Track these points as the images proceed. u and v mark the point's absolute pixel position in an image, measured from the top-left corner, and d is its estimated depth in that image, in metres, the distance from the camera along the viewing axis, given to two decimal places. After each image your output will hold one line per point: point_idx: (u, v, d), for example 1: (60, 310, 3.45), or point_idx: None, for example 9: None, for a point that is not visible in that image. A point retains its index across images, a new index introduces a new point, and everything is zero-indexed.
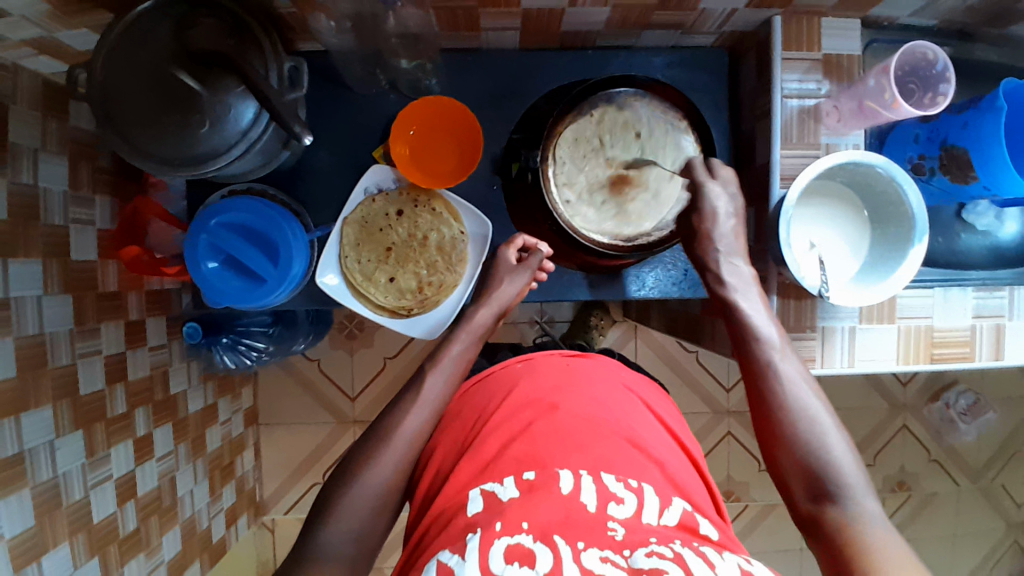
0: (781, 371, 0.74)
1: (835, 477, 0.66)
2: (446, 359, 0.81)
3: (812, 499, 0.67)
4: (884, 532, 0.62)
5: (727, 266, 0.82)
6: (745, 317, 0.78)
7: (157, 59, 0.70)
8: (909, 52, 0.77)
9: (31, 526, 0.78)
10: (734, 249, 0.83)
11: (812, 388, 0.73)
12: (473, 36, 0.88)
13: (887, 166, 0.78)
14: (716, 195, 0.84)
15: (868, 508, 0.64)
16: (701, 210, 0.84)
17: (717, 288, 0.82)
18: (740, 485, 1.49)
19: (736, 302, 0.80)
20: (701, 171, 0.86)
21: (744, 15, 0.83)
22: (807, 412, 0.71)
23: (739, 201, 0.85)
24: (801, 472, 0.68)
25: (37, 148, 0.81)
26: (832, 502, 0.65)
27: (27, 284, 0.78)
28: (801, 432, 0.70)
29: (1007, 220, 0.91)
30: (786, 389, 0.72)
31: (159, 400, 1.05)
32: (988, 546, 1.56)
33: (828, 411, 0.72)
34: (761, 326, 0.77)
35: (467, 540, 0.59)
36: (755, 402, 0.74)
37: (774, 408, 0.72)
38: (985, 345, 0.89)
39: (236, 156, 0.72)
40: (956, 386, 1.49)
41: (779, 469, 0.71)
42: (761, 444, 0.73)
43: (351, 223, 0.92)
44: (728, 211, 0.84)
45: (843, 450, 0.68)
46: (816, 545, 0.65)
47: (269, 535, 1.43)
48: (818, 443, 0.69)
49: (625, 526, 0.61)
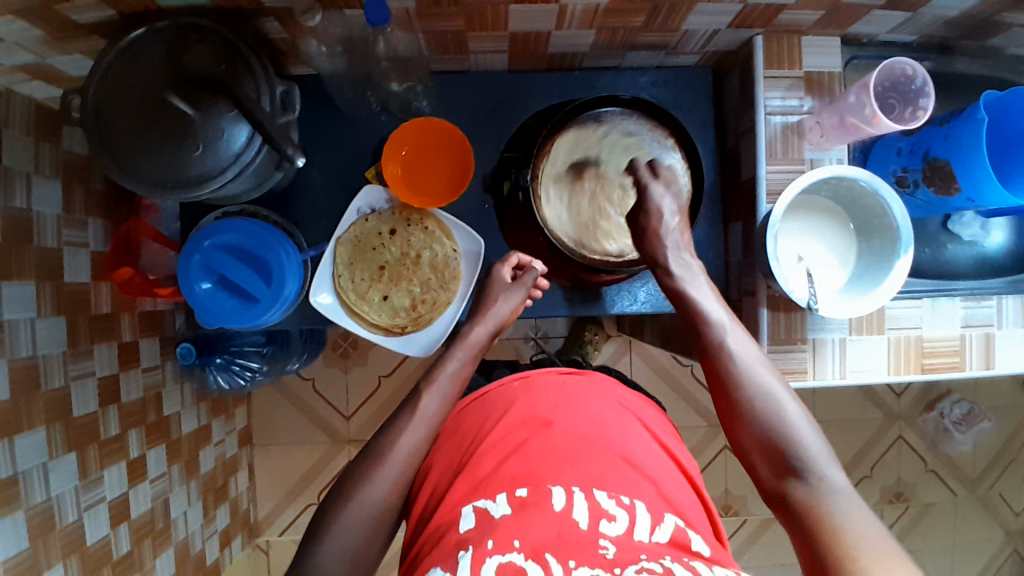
0: (734, 352, 0.76)
1: (795, 450, 0.69)
2: (441, 377, 0.82)
3: (775, 474, 0.69)
4: (843, 496, 0.64)
5: (675, 259, 0.84)
6: (698, 304, 0.81)
7: (151, 86, 0.71)
8: (889, 67, 0.78)
9: (24, 548, 0.78)
10: (681, 244, 0.85)
11: (767, 366, 0.75)
12: (461, 58, 0.90)
13: (870, 180, 0.79)
14: (660, 194, 0.86)
15: (830, 476, 0.67)
16: (647, 209, 0.85)
17: (666, 280, 0.84)
18: (738, 499, 1.49)
19: (688, 293, 0.82)
20: (644, 171, 0.87)
21: (726, 35, 0.84)
22: (762, 390, 0.73)
23: (682, 198, 0.87)
24: (764, 449, 0.70)
25: (31, 172, 0.82)
26: (793, 474, 0.68)
27: (21, 306, 0.78)
28: (760, 411, 0.72)
29: (992, 230, 0.93)
30: (741, 369, 0.75)
31: (153, 421, 1.05)
32: (987, 556, 1.56)
33: (783, 386, 0.74)
34: (710, 311, 0.80)
35: (458, 557, 0.60)
36: (716, 387, 0.77)
37: (732, 390, 0.74)
38: (975, 354, 0.90)
39: (230, 178, 0.73)
40: (949, 395, 1.50)
41: (744, 450, 0.73)
42: (725, 427, 0.76)
43: (344, 243, 0.92)
44: (672, 209, 0.85)
45: (801, 423, 0.71)
46: (783, 516, 0.67)
47: (264, 557, 1.42)
48: (778, 420, 0.71)
49: (616, 543, 0.61)
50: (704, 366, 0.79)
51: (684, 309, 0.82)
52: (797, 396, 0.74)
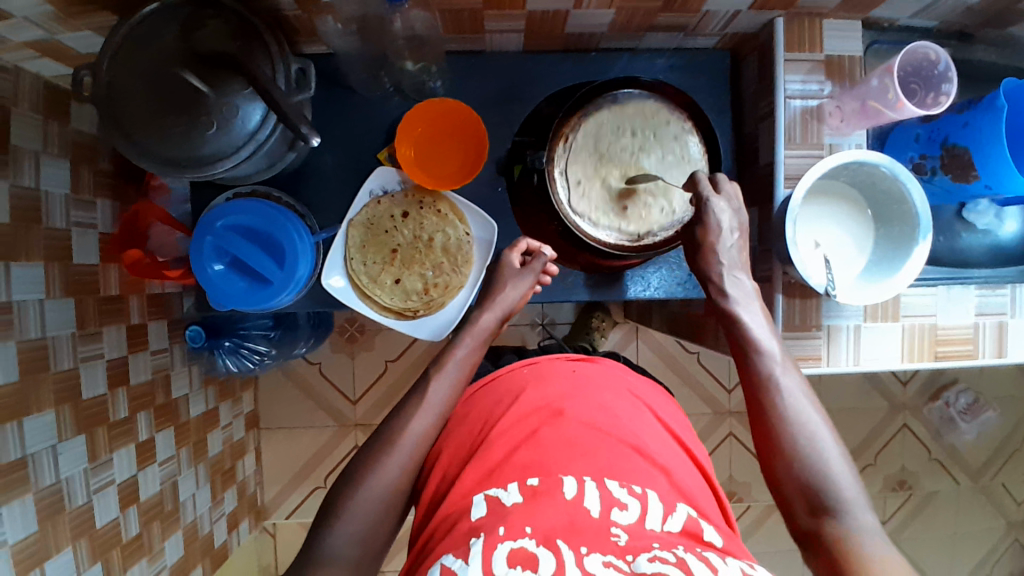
0: (781, 384, 0.75)
1: (833, 491, 0.68)
2: (450, 362, 0.82)
3: (810, 512, 0.68)
4: (882, 549, 0.63)
5: (730, 280, 0.82)
6: (747, 329, 0.79)
7: (163, 60, 0.69)
8: (911, 51, 0.78)
9: (33, 531, 0.78)
10: (736, 263, 0.83)
11: (811, 400, 0.74)
12: (477, 38, 0.88)
13: (891, 165, 0.78)
14: (721, 209, 0.82)
15: (865, 521, 0.66)
16: (705, 223, 0.82)
17: (719, 299, 0.82)
18: (742, 486, 1.50)
19: (739, 315, 0.80)
20: (708, 184, 0.83)
21: (746, 17, 0.83)
22: (806, 427, 0.72)
23: (744, 214, 0.83)
24: (801, 486, 0.69)
25: (38, 151, 0.81)
26: (829, 515, 0.67)
27: (30, 287, 0.78)
28: (799, 444, 0.71)
29: (1007, 218, 0.91)
30: (787, 402, 0.73)
31: (161, 404, 1.05)
32: (989, 545, 1.56)
33: (825, 425, 0.73)
34: (760, 337, 0.78)
35: (470, 545, 0.59)
36: (754, 413, 0.76)
37: (775, 422, 0.73)
38: (988, 342, 0.90)
39: (244, 157, 0.72)
40: (955, 385, 1.49)
41: (777, 483, 0.71)
42: (760, 458, 0.74)
43: (356, 225, 0.92)
44: (731, 226, 0.82)
45: (840, 464, 0.70)
46: (813, 556, 0.67)
47: (271, 540, 1.42)
48: (815, 457, 0.70)
49: (628, 532, 0.61)
50: (746, 393, 0.78)
51: (732, 332, 0.80)
52: (836, 437, 0.72)
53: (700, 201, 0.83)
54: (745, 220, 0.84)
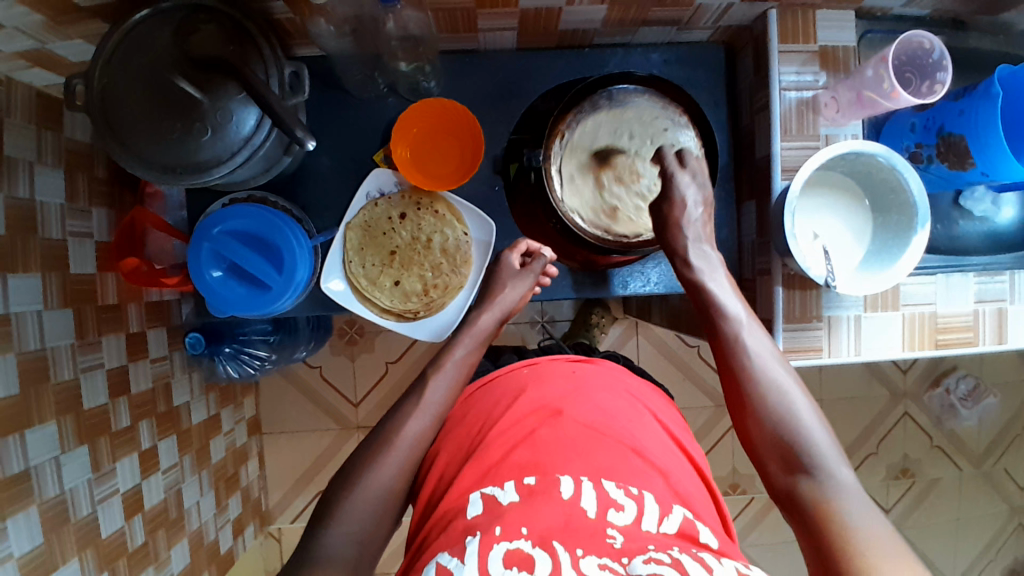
0: (750, 347, 0.75)
1: (805, 447, 0.68)
2: (449, 363, 0.82)
3: (784, 470, 0.68)
4: (854, 499, 0.64)
5: (695, 252, 0.83)
6: (716, 297, 0.79)
7: (155, 66, 0.69)
8: (906, 40, 0.77)
9: (38, 543, 0.77)
10: (702, 236, 0.84)
11: (780, 362, 0.75)
12: (471, 36, 0.88)
13: (888, 155, 0.78)
14: (685, 185, 0.85)
15: (838, 472, 0.66)
16: (671, 198, 0.84)
17: (684, 271, 0.83)
18: (746, 478, 1.50)
19: (705, 284, 0.81)
20: (673, 160, 0.86)
21: (740, 9, 0.83)
22: (776, 386, 0.72)
23: (707, 190, 0.86)
24: (776, 447, 0.69)
25: (32, 161, 0.80)
26: (802, 471, 0.67)
27: (28, 298, 0.77)
28: (772, 405, 0.71)
29: (1003, 205, 0.92)
30: (756, 364, 0.74)
31: (163, 412, 1.04)
32: (992, 531, 1.57)
33: (794, 382, 0.73)
34: (728, 304, 0.79)
35: (467, 542, 0.60)
36: (727, 379, 0.76)
37: (745, 385, 0.73)
38: (988, 330, 0.90)
39: (240, 162, 0.72)
40: (955, 371, 1.50)
41: (753, 444, 0.72)
42: (734, 421, 0.75)
43: (354, 228, 0.91)
44: (695, 199, 0.84)
45: (812, 422, 0.70)
46: (790, 511, 0.67)
47: (276, 544, 1.42)
48: (787, 415, 0.70)
49: (624, 533, 0.61)
50: (717, 360, 0.78)
51: (701, 301, 0.81)
52: (807, 393, 0.73)
53: (666, 176, 0.85)
54: (709, 196, 0.86)
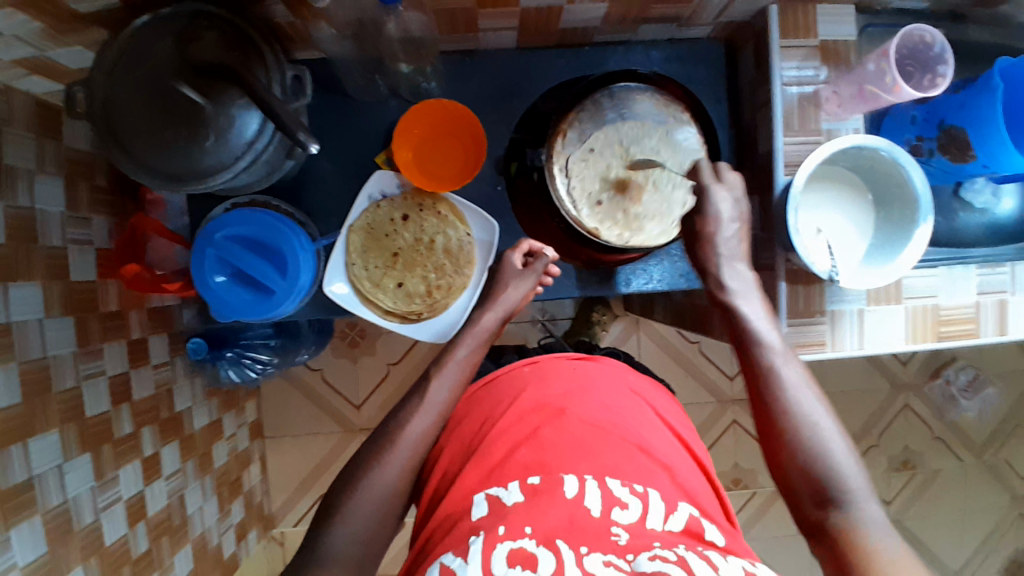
0: (783, 376, 0.75)
1: (837, 482, 0.68)
2: (452, 363, 0.83)
3: (815, 504, 0.68)
4: (885, 537, 0.64)
5: (728, 271, 0.83)
6: (748, 323, 0.79)
7: (157, 74, 0.68)
8: (907, 35, 0.78)
9: (43, 552, 0.77)
10: (736, 253, 0.84)
11: (815, 393, 0.74)
12: (471, 37, 0.88)
13: (890, 149, 0.78)
14: (721, 199, 0.83)
15: (869, 510, 0.66)
16: (706, 213, 0.83)
17: (718, 293, 0.83)
18: (748, 473, 1.50)
19: (738, 306, 0.81)
20: (707, 173, 0.84)
21: (740, 5, 0.83)
22: (809, 419, 0.72)
23: (743, 204, 0.84)
24: (806, 480, 0.69)
25: (33, 170, 0.79)
26: (835, 506, 0.67)
27: (29, 307, 0.77)
28: (803, 436, 0.71)
29: (1003, 196, 0.92)
30: (789, 395, 0.74)
31: (165, 418, 1.04)
32: (993, 521, 1.58)
33: (828, 416, 0.73)
34: (762, 330, 0.79)
35: (470, 543, 0.60)
36: (758, 406, 0.76)
37: (779, 416, 0.73)
38: (990, 320, 0.90)
39: (243, 166, 0.71)
40: (955, 363, 1.51)
41: (784, 476, 0.72)
42: (766, 451, 0.75)
43: (357, 230, 0.91)
44: (730, 215, 0.83)
45: (845, 454, 0.70)
46: (819, 546, 0.67)
47: (279, 548, 1.41)
48: (819, 448, 0.70)
49: (629, 531, 0.61)
50: (749, 387, 0.78)
51: (734, 325, 0.81)
52: (840, 427, 0.73)
53: (700, 190, 0.84)
54: (745, 210, 0.84)
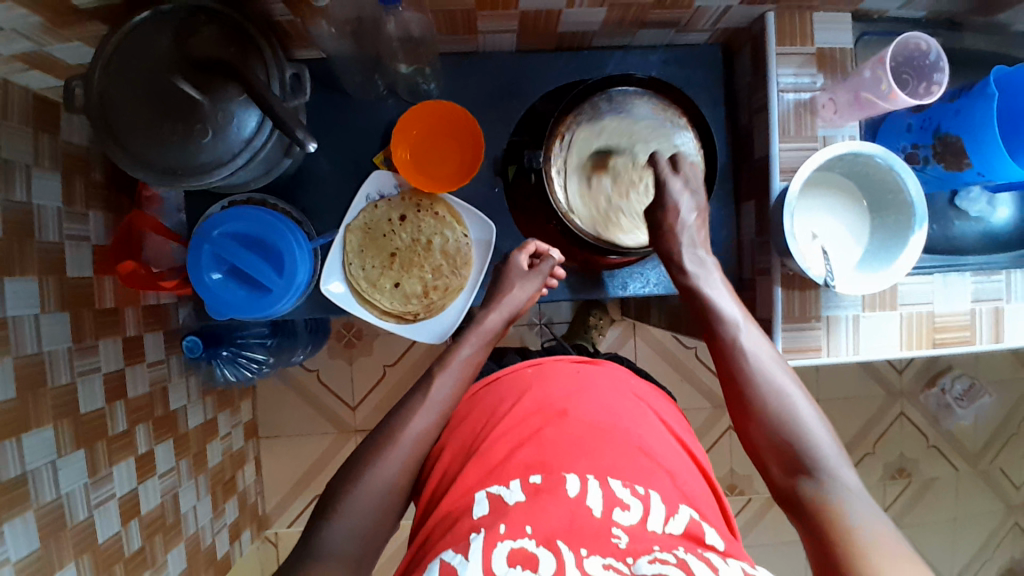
0: (749, 351, 0.78)
1: (804, 447, 0.71)
2: (454, 361, 0.84)
3: (786, 470, 0.71)
4: (852, 494, 0.66)
5: (690, 257, 0.86)
6: (714, 303, 0.82)
7: (155, 69, 0.69)
8: (904, 42, 0.78)
9: (35, 548, 0.77)
10: (697, 241, 0.87)
11: (780, 365, 0.78)
12: (470, 38, 0.88)
13: (886, 156, 0.79)
14: (678, 191, 0.87)
15: (838, 471, 0.69)
16: (665, 205, 0.86)
17: (681, 277, 0.86)
18: (743, 479, 1.50)
19: (702, 289, 0.84)
20: (665, 166, 0.88)
21: (738, 11, 0.84)
22: (775, 390, 0.75)
23: (701, 196, 0.88)
24: (777, 447, 0.72)
25: (30, 164, 0.80)
26: (804, 471, 0.70)
27: (25, 302, 0.77)
28: (769, 406, 0.74)
29: (999, 205, 0.93)
30: (756, 369, 0.77)
31: (160, 416, 1.04)
32: (988, 530, 1.58)
33: (795, 387, 0.76)
34: (726, 309, 0.82)
35: (471, 540, 0.60)
36: (726, 382, 0.79)
37: (745, 389, 0.76)
38: (985, 328, 0.91)
39: (241, 163, 0.72)
40: (950, 371, 1.51)
41: (757, 447, 0.75)
42: (739, 426, 0.78)
43: (354, 229, 0.91)
44: (690, 206, 0.86)
45: (809, 421, 0.73)
46: (791, 510, 0.70)
47: (272, 548, 1.41)
48: (786, 418, 0.73)
49: (629, 533, 0.61)
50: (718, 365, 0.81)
51: (700, 307, 0.84)
52: (808, 397, 0.76)
53: (659, 185, 0.88)
54: (703, 201, 0.88)
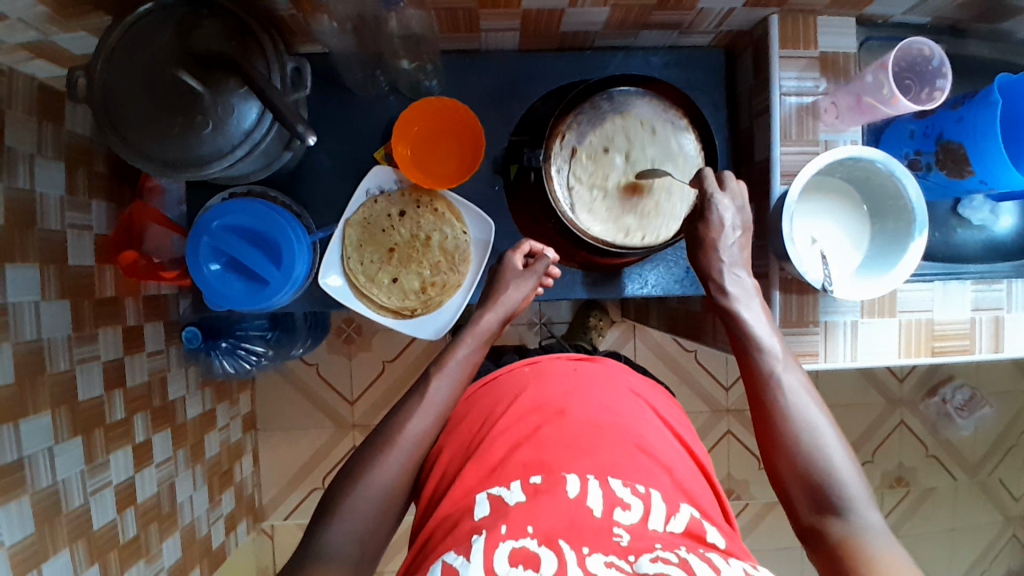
0: (784, 383, 0.74)
1: (836, 487, 0.67)
2: (451, 362, 0.82)
3: (814, 510, 0.67)
4: (886, 545, 0.62)
5: (730, 277, 0.82)
6: (748, 326, 0.79)
7: (157, 61, 0.69)
8: (906, 47, 0.78)
9: (30, 533, 0.77)
10: (738, 260, 0.83)
11: (814, 399, 0.73)
12: (473, 36, 0.89)
13: (886, 161, 0.78)
14: (724, 207, 0.82)
15: (870, 518, 0.64)
16: (708, 219, 0.83)
17: (719, 297, 0.82)
18: (740, 483, 1.50)
19: (739, 312, 0.80)
20: (711, 180, 0.84)
21: (741, 14, 0.83)
22: (808, 424, 0.71)
23: (746, 213, 0.84)
24: (805, 483, 0.68)
25: (34, 153, 0.80)
26: (834, 513, 0.65)
27: (25, 289, 0.77)
28: (802, 440, 0.70)
29: (1001, 213, 0.92)
30: (789, 400, 0.73)
31: (158, 406, 1.04)
32: (986, 541, 1.57)
33: (829, 423, 0.72)
34: (762, 336, 0.78)
35: (473, 542, 0.60)
36: (756, 410, 0.75)
37: (776, 419, 0.72)
38: (985, 337, 0.90)
39: (239, 156, 0.72)
40: (951, 380, 1.51)
41: (781, 480, 0.70)
42: (764, 456, 0.74)
43: (353, 224, 0.91)
44: (734, 223, 0.82)
45: (844, 460, 0.69)
46: (816, 553, 0.65)
47: (268, 541, 1.42)
48: (818, 453, 0.69)
49: (630, 532, 0.61)
50: (749, 392, 0.77)
51: (734, 331, 0.80)
52: (841, 434, 0.71)
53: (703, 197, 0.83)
54: (747, 219, 0.84)
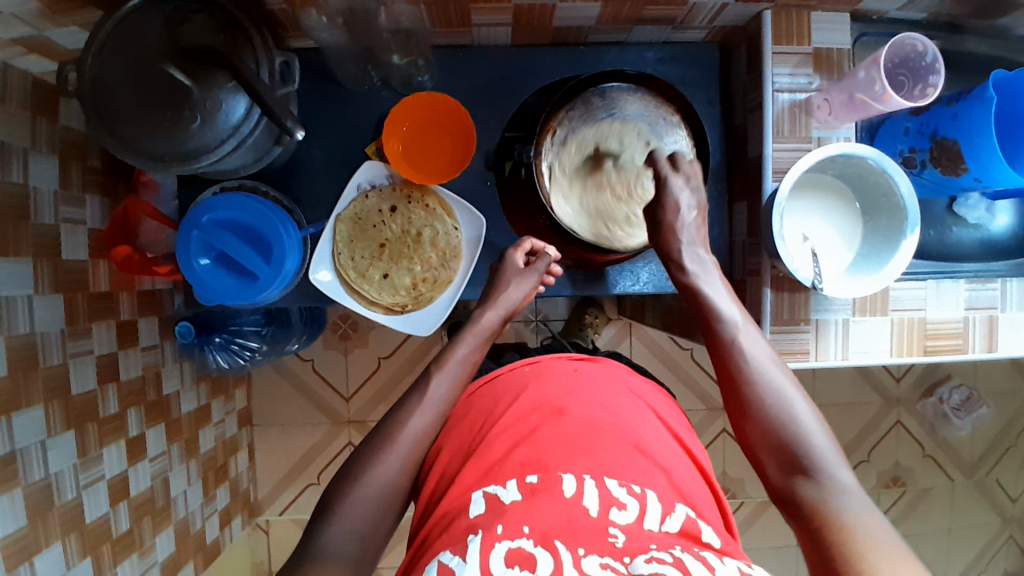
0: (748, 351, 0.75)
1: (803, 448, 0.68)
2: (451, 362, 0.83)
3: (784, 472, 0.69)
4: (853, 499, 0.64)
5: (689, 255, 0.83)
6: (710, 301, 0.79)
7: (146, 55, 0.69)
8: (900, 43, 0.77)
9: (22, 526, 0.78)
10: (696, 240, 0.84)
11: (777, 365, 0.75)
12: (465, 31, 0.88)
13: (878, 158, 0.78)
14: (678, 188, 0.84)
15: (838, 475, 0.66)
16: (664, 202, 0.84)
17: (679, 276, 0.83)
18: (736, 482, 1.49)
19: (700, 288, 0.81)
20: (665, 163, 0.86)
21: (734, 9, 0.83)
22: (774, 391, 0.72)
23: (701, 195, 0.86)
24: (774, 446, 0.70)
25: (27, 148, 0.81)
26: (802, 473, 0.67)
27: (18, 283, 0.78)
28: (768, 406, 0.72)
29: (998, 212, 0.92)
30: (754, 369, 0.74)
31: (152, 400, 1.05)
32: (982, 542, 1.56)
33: (795, 388, 0.74)
34: (725, 309, 0.79)
35: (468, 541, 0.59)
36: (724, 382, 0.76)
37: (743, 388, 0.74)
38: (978, 336, 0.89)
39: (228, 151, 0.72)
40: (948, 381, 1.50)
41: (753, 448, 0.72)
42: (734, 425, 0.75)
43: (344, 220, 0.91)
44: (689, 203, 0.84)
45: (811, 422, 0.71)
46: (789, 514, 0.67)
47: (264, 537, 1.42)
48: (785, 417, 0.71)
49: (626, 532, 0.61)
50: (716, 364, 0.78)
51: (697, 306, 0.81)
52: (808, 398, 0.73)
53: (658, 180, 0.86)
54: (703, 200, 0.86)
